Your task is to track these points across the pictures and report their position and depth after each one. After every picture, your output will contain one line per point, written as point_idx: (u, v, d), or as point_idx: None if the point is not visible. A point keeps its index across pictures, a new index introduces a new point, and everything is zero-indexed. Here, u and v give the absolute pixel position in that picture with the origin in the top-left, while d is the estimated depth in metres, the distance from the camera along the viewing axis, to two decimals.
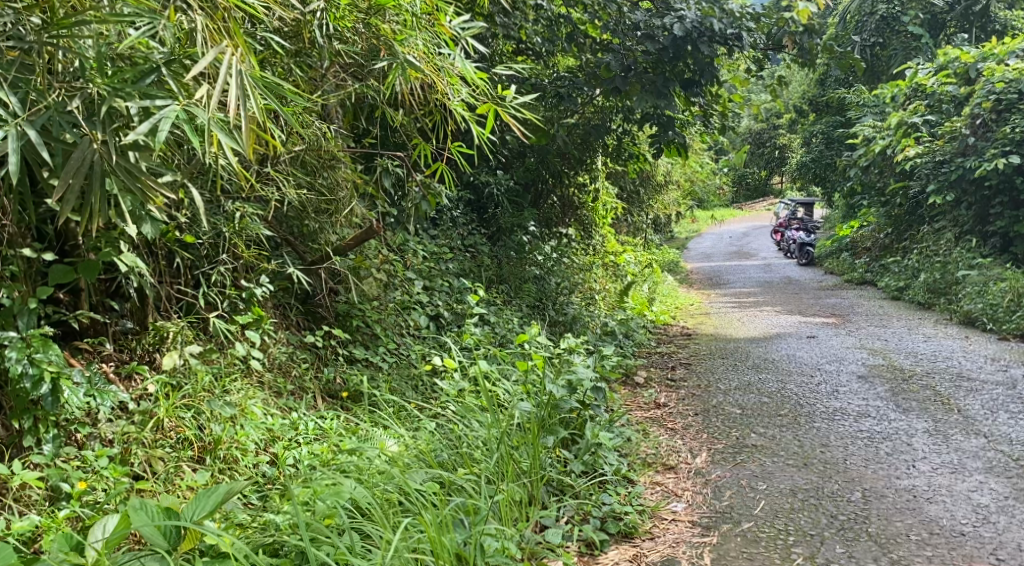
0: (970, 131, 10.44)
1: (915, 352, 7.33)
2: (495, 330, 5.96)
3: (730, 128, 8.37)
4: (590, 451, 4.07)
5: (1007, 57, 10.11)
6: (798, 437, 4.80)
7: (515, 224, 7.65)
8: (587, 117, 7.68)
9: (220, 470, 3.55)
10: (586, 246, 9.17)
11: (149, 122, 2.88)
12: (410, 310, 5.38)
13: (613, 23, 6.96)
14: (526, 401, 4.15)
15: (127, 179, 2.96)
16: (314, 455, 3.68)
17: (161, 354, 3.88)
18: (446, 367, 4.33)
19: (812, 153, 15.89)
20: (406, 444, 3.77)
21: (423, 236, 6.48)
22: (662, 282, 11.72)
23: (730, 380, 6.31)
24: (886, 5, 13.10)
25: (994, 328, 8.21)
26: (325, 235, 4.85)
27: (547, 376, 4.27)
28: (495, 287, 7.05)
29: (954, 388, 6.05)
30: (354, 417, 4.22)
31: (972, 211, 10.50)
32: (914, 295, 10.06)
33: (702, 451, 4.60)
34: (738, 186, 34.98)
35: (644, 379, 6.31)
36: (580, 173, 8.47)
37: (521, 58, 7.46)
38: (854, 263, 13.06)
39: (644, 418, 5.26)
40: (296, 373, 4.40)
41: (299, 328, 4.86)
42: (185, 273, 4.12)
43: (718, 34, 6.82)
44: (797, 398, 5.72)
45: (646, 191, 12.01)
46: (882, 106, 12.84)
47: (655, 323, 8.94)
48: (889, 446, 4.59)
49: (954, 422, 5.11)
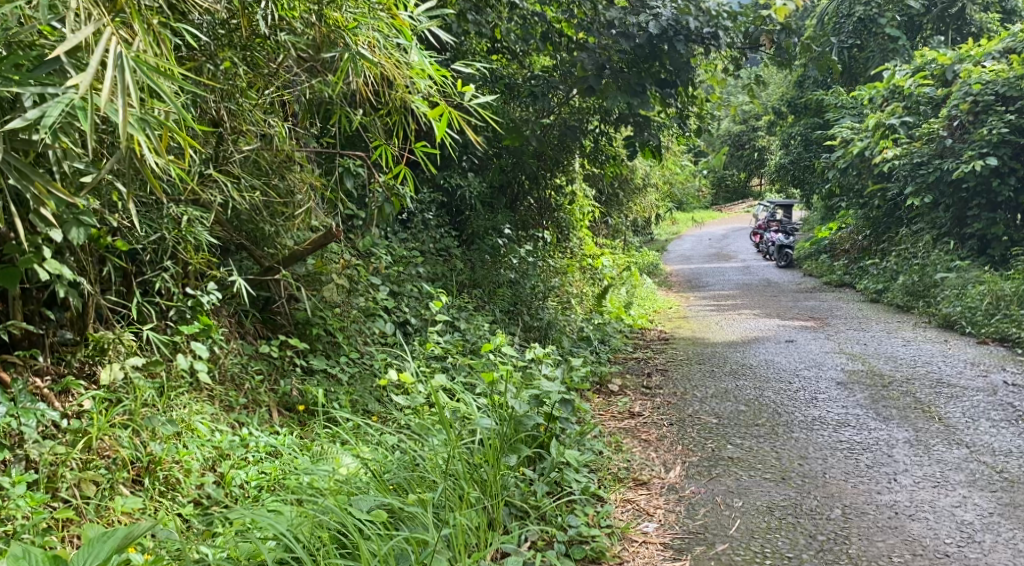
0: (948, 132, 10.38)
1: (894, 357, 7.19)
2: (465, 337, 5.79)
3: (707, 129, 8.25)
4: (556, 470, 3.90)
5: (984, 59, 10.04)
6: (776, 448, 4.63)
7: (489, 227, 7.48)
8: (562, 117, 7.52)
9: (159, 492, 3.42)
10: (563, 249, 9.01)
11: (36, 111, 2.71)
12: (374, 317, 5.20)
13: (588, 22, 6.78)
14: (489, 416, 3.99)
15: (21, 176, 2.85)
16: (263, 475, 3.60)
17: (101, 366, 3.70)
18: (404, 381, 4.15)
19: (791, 155, 15.79)
20: (360, 465, 3.61)
21: (392, 240, 6.31)
22: (641, 286, 11.58)
23: (706, 388, 6.14)
24: (863, 6, 13.02)
25: (972, 332, 8.09)
26: (280, 239, 4.66)
27: (512, 390, 4.10)
28: (468, 291, 6.87)
29: (934, 394, 5.90)
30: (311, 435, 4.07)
31: (950, 213, 10.42)
32: (892, 298, 9.95)
33: (676, 464, 4.42)
34: (717, 188, 34.92)
35: (618, 388, 6.14)
36: (556, 175, 8.30)
37: (496, 57, 7.31)
38: (833, 266, 12.97)
39: (617, 429, 5.09)
40: (249, 387, 4.27)
41: (255, 336, 4.70)
42: (128, 280, 3.96)
43: (693, 32, 6.68)
44: (774, 406, 5.56)
45: (625, 194, 11.86)
46: (860, 108, 12.80)
47: (633, 327, 8.78)
48: (869, 458, 4.43)
49: (935, 432, 4.95)
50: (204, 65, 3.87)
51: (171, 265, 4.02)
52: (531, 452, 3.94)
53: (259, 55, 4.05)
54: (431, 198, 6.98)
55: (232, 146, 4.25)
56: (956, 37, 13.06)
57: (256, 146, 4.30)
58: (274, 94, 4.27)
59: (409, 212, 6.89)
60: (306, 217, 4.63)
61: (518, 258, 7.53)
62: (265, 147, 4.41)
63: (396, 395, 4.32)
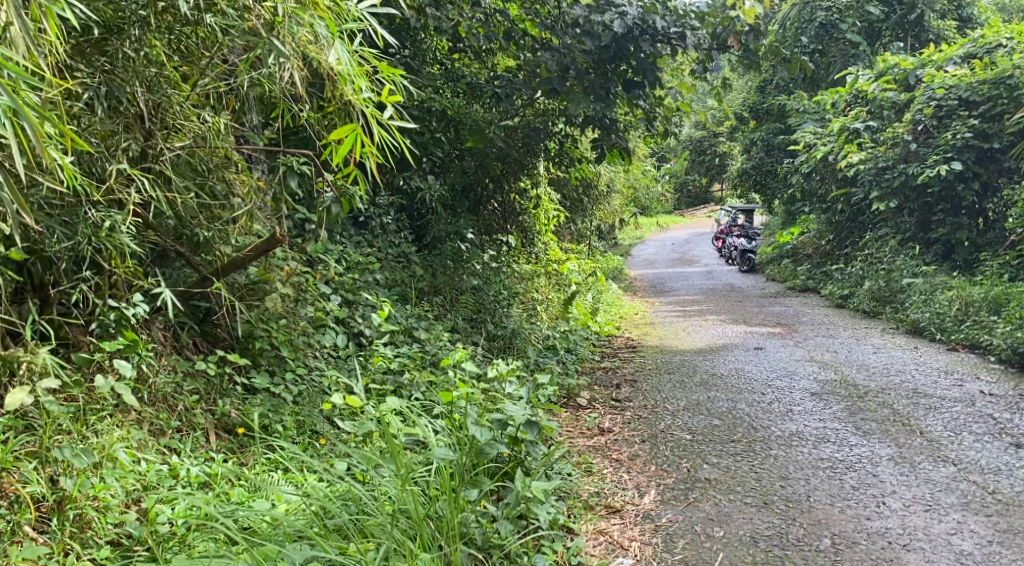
0: (913, 137, 10.19)
1: (867, 365, 6.97)
2: (424, 349, 5.51)
3: (673, 132, 8.00)
4: (521, 503, 3.57)
5: (946, 64, 9.94)
6: (755, 469, 4.36)
7: (451, 231, 7.11)
8: (527, 119, 7.26)
9: (71, 534, 3.15)
10: (527, 253, 8.76)
11: None
12: (324, 328, 5.03)
13: (552, 20, 6.43)
14: (445, 444, 3.69)
15: None
16: (193, 511, 3.34)
17: (9, 388, 3.43)
18: (351, 405, 3.78)
19: (752, 160, 15.64)
20: (298, 506, 3.32)
21: (347, 244, 6.03)
22: (606, 291, 11.34)
23: (677, 400, 5.86)
24: (824, 11, 12.86)
25: (942, 338, 7.90)
26: (218, 247, 4.50)
27: (471, 413, 3.79)
28: (428, 298, 6.57)
29: (911, 406, 5.67)
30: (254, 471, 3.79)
31: (914, 218, 10.21)
32: (859, 304, 9.77)
33: (650, 489, 4.14)
34: (679, 193, 34.79)
35: (586, 401, 5.84)
36: (521, 179, 8.02)
37: (458, 57, 7.15)
38: (796, 271, 12.83)
39: (586, 447, 4.80)
40: (182, 408, 4.17)
41: (193, 351, 4.58)
42: (46, 292, 3.82)
43: (660, 32, 6.41)
44: (749, 420, 5.28)
45: (589, 199, 11.61)
46: (822, 114, 12.67)
47: (599, 334, 8.55)
48: (854, 478, 4.17)
49: (919, 447, 4.70)
50: (111, 47, 3.72)
51: (90, 275, 3.87)
52: (494, 481, 3.67)
53: (176, 43, 3.91)
54: (390, 201, 6.69)
55: (163, 141, 4.03)
56: (915, 44, 12.97)
57: (188, 143, 4.06)
58: (209, 84, 4.08)
59: (366, 215, 6.60)
60: (245, 221, 4.48)
61: (482, 264, 7.25)
62: (200, 145, 4.22)
63: (342, 423, 3.98)
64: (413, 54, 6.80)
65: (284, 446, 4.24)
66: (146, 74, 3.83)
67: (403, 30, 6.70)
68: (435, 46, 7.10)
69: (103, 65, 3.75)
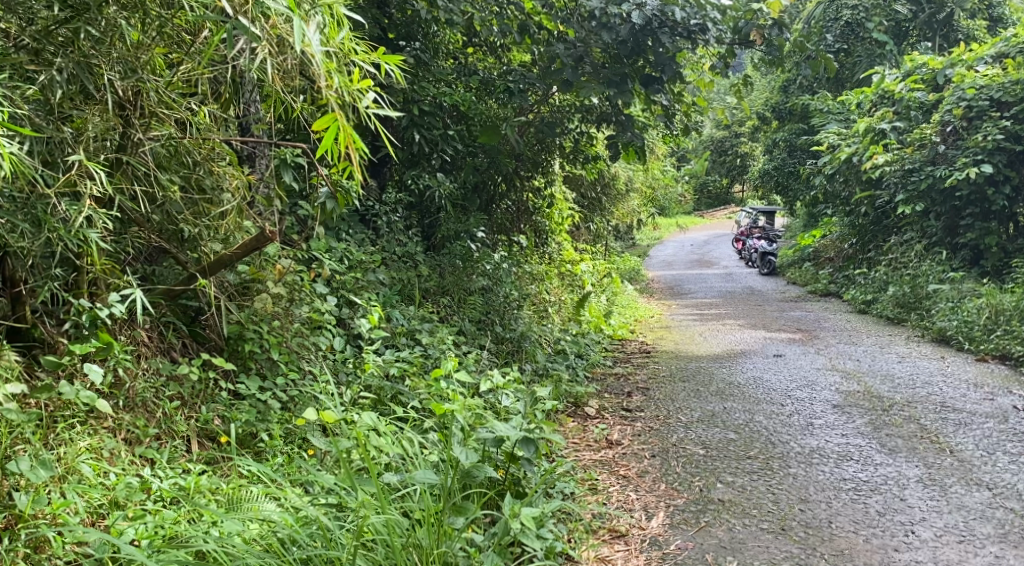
0: (941, 139, 9.83)
1: (891, 375, 6.63)
2: (428, 355, 5.25)
3: (693, 130, 7.68)
4: (513, 534, 3.32)
5: (977, 64, 9.55)
6: (772, 490, 4.09)
7: (460, 230, 6.84)
8: (541, 115, 7.02)
9: (24, 554, 3.03)
10: (540, 254, 8.49)
11: None
12: (321, 330, 4.78)
13: (568, 13, 6.26)
14: (431, 469, 3.47)
15: None
16: (159, 531, 3.17)
17: None
18: (327, 421, 3.54)
19: (774, 161, 15.25)
20: (268, 530, 3.14)
21: (350, 241, 5.79)
22: (622, 292, 11.07)
23: (691, 410, 5.56)
24: (851, 10, 12.46)
25: (970, 348, 7.54)
26: (205, 244, 4.27)
27: (459, 431, 3.55)
28: (434, 299, 6.30)
29: (940, 422, 5.33)
30: (232, 486, 3.56)
31: (941, 222, 9.86)
32: (882, 310, 9.42)
33: (659, 510, 3.88)
34: (699, 193, 34.34)
35: (596, 411, 5.56)
36: (534, 176, 7.74)
37: (473, 51, 7.04)
38: (818, 275, 12.48)
39: (593, 461, 4.54)
40: (162, 414, 3.94)
41: (179, 352, 4.34)
42: (13, 290, 3.66)
43: (679, 24, 6.00)
44: (767, 434, 4.98)
45: (607, 199, 11.33)
46: (847, 114, 12.31)
47: (612, 338, 8.26)
48: (879, 502, 3.86)
49: (949, 468, 4.38)
50: (72, 30, 3.52)
51: (59, 272, 3.68)
52: (481, 507, 3.43)
53: (149, 28, 3.70)
54: (397, 198, 6.41)
55: (141, 131, 3.90)
56: (944, 44, 12.58)
57: (168, 132, 3.94)
58: (192, 70, 3.91)
59: (372, 212, 6.32)
60: (232, 218, 4.26)
61: (492, 264, 6.95)
62: (185, 136, 4.06)
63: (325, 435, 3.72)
64: (424, 47, 6.56)
65: (269, 457, 3.99)
66: (117, 60, 3.68)
67: (415, 27, 6.45)
68: (447, 39, 6.83)
69: (68, 48, 3.55)
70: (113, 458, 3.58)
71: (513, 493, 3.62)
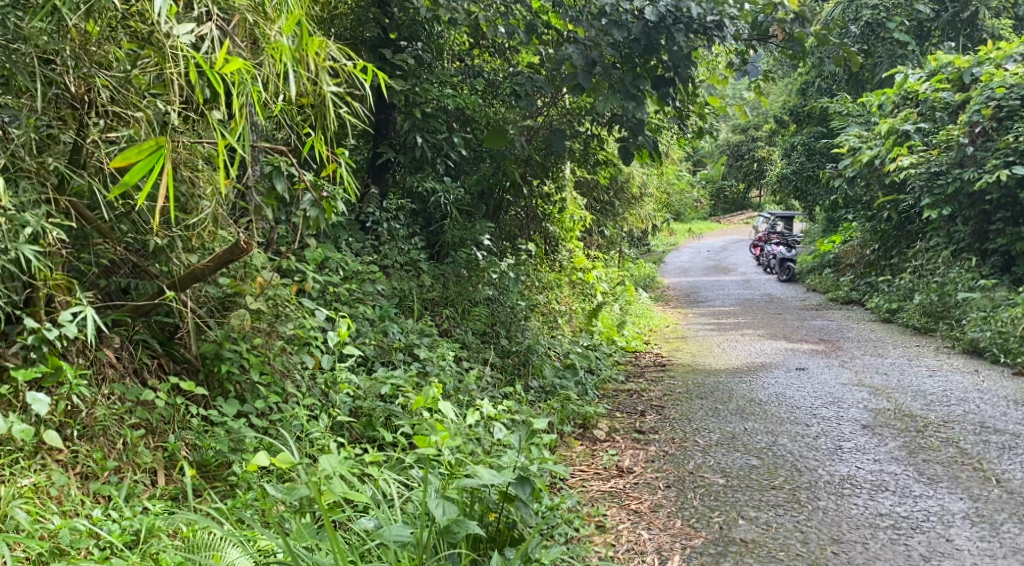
0: (970, 140, 9.25)
1: (922, 392, 6.15)
2: (424, 373, 4.84)
3: (707, 132, 7.24)
4: None
5: (1005, 62, 9.05)
6: (801, 527, 3.69)
7: (465, 237, 6.44)
8: (549, 119, 6.72)
9: None
10: (550, 261, 8.09)
11: None
12: (308, 348, 4.36)
13: (577, 11, 5.65)
14: (403, 525, 3.09)
15: None
16: None
17: None
18: (281, 465, 3.16)
19: (792, 165, 14.74)
20: None
21: (344, 250, 5.40)
22: (637, 300, 10.63)
23: (709, 433, 5.11)
24: (871, 9, 11.83)
25: (1006, 362, 7.05)
26: (179, 255, 3.89)
27: (433, 484, 3.27)
28: (436, 311, 5.89)
29: (982, 445, 4.88)
30: (190, 529, 3.16)
31: (969, 227, 9.37)
32: (908, 319, 8.94)
33: (673, 553, 3.56)
34: (714, 197, 33.85)
35: (605, 433, 5.14)
36: (544, 181, 7.32)
37: (481, 54, 6.64)
38: (839, 281, 12.00)
39: (601, 492, 4.13)
40: (122, 445, 3.54)
41: (151, 373, 3.93)
42: None
43: (696, 21, 5.62)
44: (792, 460, 4.54)
45: (617, 204, 10.86)
46: (867, 117, 11.84)
47: (626, 349, 7.84)
48: (923, 544, 3.56)
49: (998, 501, 3.97)
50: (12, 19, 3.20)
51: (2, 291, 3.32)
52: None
53: (104, 20, 3.34)
54: (399, 203, 6.00)
55: (99, 132, 3.55)
56: (968, 43, 12.09)
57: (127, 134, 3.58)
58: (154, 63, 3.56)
59: (372, 219, 5.92)
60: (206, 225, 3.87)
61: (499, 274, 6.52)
62: None
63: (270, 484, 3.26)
64: (427, 48, 6.20)
65: (243, 492, 3.57)
66: (65, 54, 3.36)
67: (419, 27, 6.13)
68: (451, 39, 6.46)
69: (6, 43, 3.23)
70: (61, 498, 3.24)
71: (509, 541, 3.27)
